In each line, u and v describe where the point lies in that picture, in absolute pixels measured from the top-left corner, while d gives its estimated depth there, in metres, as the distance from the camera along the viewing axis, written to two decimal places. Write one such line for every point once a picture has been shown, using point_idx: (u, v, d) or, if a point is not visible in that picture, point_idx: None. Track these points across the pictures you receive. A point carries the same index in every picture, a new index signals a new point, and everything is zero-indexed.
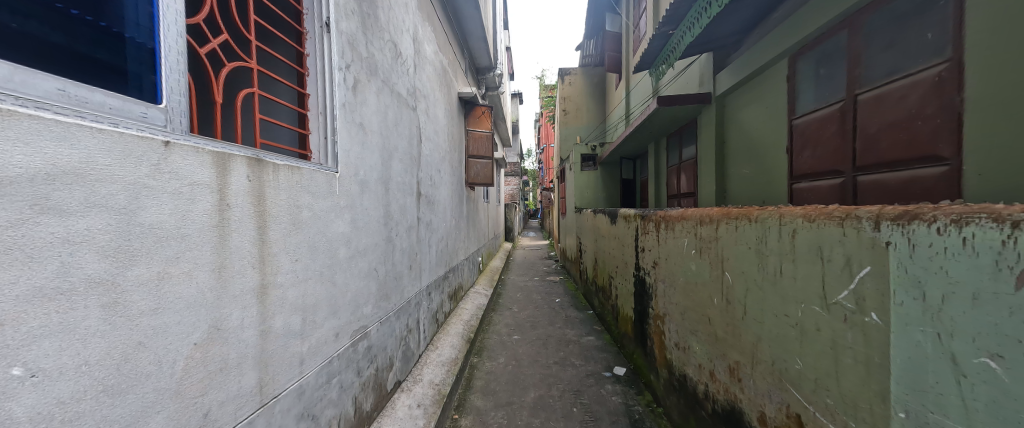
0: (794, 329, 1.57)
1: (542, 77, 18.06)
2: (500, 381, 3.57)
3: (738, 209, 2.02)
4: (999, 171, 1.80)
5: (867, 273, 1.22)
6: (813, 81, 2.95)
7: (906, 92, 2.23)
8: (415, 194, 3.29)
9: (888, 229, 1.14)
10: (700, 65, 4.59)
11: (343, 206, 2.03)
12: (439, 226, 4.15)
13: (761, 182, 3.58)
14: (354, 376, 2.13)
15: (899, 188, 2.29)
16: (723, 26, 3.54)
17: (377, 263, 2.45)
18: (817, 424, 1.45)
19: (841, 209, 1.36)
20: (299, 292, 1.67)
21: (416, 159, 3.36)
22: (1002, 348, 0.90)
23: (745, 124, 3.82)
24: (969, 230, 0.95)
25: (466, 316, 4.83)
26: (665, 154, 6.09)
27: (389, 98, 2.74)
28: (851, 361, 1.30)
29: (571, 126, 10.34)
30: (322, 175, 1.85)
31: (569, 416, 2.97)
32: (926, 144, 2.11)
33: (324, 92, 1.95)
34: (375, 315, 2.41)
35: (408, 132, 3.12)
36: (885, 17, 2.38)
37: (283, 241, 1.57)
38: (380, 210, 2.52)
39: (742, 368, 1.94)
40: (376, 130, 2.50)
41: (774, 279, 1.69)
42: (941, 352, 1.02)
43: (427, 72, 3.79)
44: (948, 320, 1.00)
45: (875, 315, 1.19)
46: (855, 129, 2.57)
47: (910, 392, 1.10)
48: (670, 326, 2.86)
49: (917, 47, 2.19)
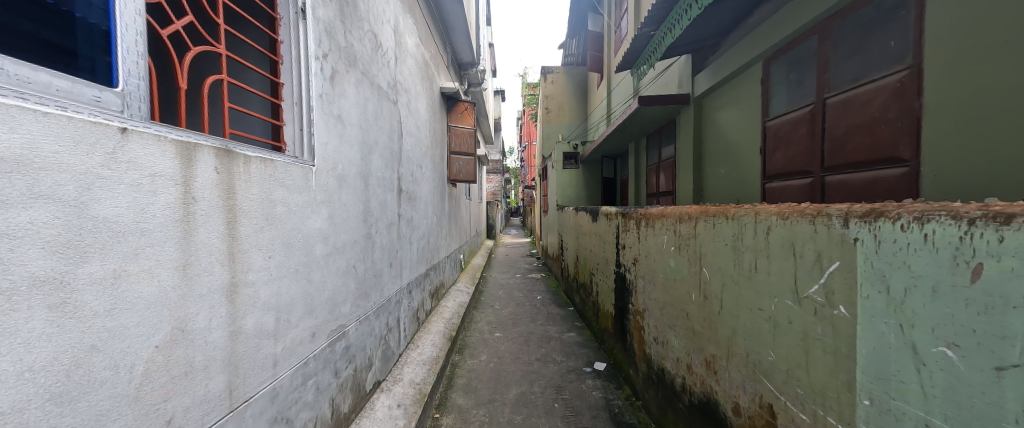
0: (768, 323, 1.62)
1: (524, 75, 18.18)
2: (482, 379, 3.54)
3: (716, 207, 2.07)
4: (956, 174, 1.91)
5: (836, 268, 1.28)
6: (785, 84, 3.06)
7: (870, 96, 2.35)
8: (396, 190, 3.21)
9: (857, 227, 1.20)
10: (680, 67, 4.70)
11: (320, 201, 1.95)
12: (420, 223, 4.07)
13: (736, 181, 3.70)
14: (331, 377, 2.06)
15: (863, 188, 2.40)
16: (702, 28, 3.62)
17: (356, 260, 2.38)
18: (791, 414, 1.50)
19: (812, 206, 1.41)
20: (272, 290, 1.60)
21: (397, 154, 3.29)
22: (959, 337, 0.95)
23: (722, 125, 3.92)
24: (930, 227, 0.99)
25: (447, 314, 4.78)
26: (645, 154, 6.21)
27: (369, 90, 2.66)
28: (820, 352, 1.35)
29: (553, 124, 10.38)
30: (297, 169, 1.77)
31: (552, 412, 2.98)
32: (887, 146, 2.22)
33: (299, 82, 1.87)
34: (354, 314, 2.34)
35: (388, 128, 3.04)
36: (851, 25, 2.49)
37: (255, 237, 1.49)
38: (360, 206, 2.45)
39: (718, 361, 2.00)
40: (356, 123, 2.42)
41: (749, 274, 1.75)
42: (903, 342, 1.06)
43: (408, 65, 3.69)
44: (909, 312, 1.05)
45: (844, 308, 1.25)
46: (824, 131, 2.69)
47: (875, 381, 1.15)
48: (650, 321, 2.91)
49: (880, 54, 2.30)
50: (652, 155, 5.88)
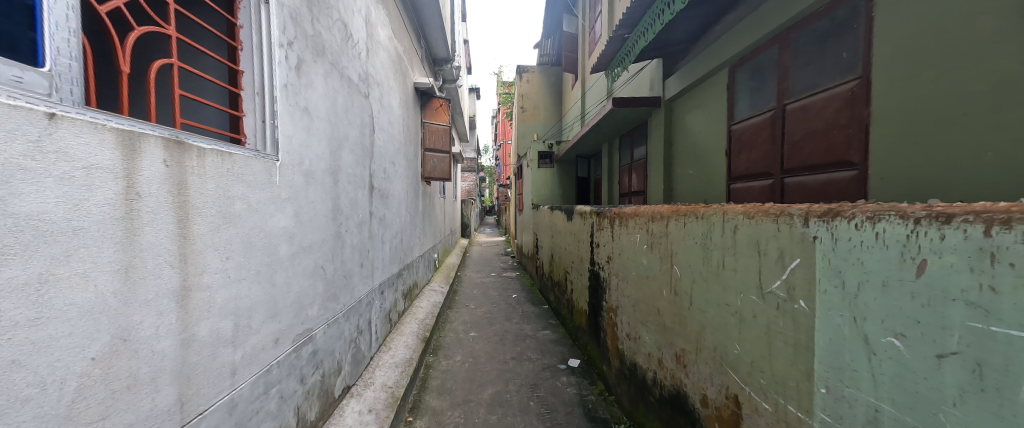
0: (733, 318, 1.69)
1: (499, 73, 18.20)
2: (457, 380, 3.49)
3: (687, 207, 2.14)
4: (900, 178, 2.04)
5: (797, 265, 1.34)
6: (749, 89, 3.21)
7: (825, 104, 2.50)
8: (367, 187, 3.10)
9: (816, 225, 1.26)
10: (652, 70, 4.83)
11: (285, 198, 1.84)
12: (393, 221, 3.96)
13: (703, 181, 3.85)
14: (297, 384, 1.95)
15: (818, 189, 2.56)
16: (673, 34, 3.73)
17: (324, 260, 2.27)
18: (754, 403, 1.57)
19: (775, 206, 1.47)
20: (230, 294, 1.48)
21: (369, 150, 3.18)
22: (905, 328, 1.00)
23: (691, 128, 4.07)
24: (881, 226, 1.05)
25: (421, 315, 4.68)
26: (618, 154, 6.35)
27: (339, 83, 2.55)
28: (782, 344, 1.42)
29: (528, 123, 10.42)
30: (259, 163, 1.65)
31: (527, 410, 2.98)
32: (840, 150, 2.38)
33: (260, 71, 1.76)
34: (321, 317, 2.23)
35: (359, 123, 2.93)
36: (808, 36, 2.64)
37: (210, 237, 1.38)
38: (329, 203, 2.33)
39: (687, 355, 2.07)
40: (324, 117, 2.31)
41: (717, 271, 1.81)
42: (857, 334, 1.13)
43: (381, 58, 3.56)
44: (862, 305, 1.11)
45: (804, 302, 1.32)
46: (784, 136, 2.84)
47: (831, 370, 1.21)
48: (622, 317, 2.97)
49: (834, 64, 2.45)
50: (625, 156, 6.01)
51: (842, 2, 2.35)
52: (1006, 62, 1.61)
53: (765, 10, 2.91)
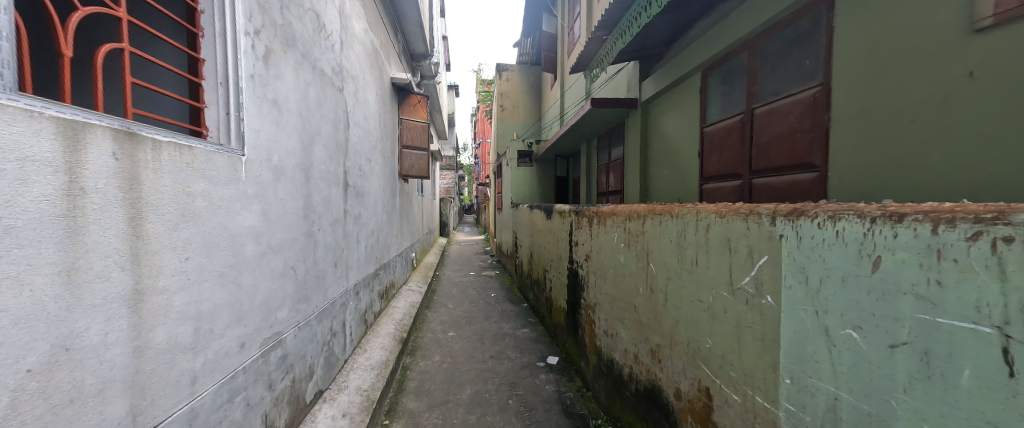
0: (706, 313, 1.74)
1: (478, 71, 18.13)
2: (435, 381, 3.44)
3: (662, 206, 2.19)
4: (856, 179, 2.17)
5: (765, 262, 1.40)
6: (720, 93, 3.33)
7: (789, 109, 2.63)
8: (341, 185, 3.00)
9: (782, 224, 1.32)
10: (629, 72, 4.92)
11: (251, 195, 1.75)
12: (368, 220, 3.86)
13: (677, 181, 3.96)
14: (264, 390, 1.87)
15: (783, 190, 2.68)
16: (649, 37, 3.81)
17: (295, 261, 2.18)
18: (724, 395, 1.63)
19: (745, 206, 1.53)
20: (191, 297, 1.40)
21: (343, 146, 3.07)
22: (861, 320, 1.06)
23: (666, 129, 4.18)
24: (841, 224, 1.11)
25: (398, 315, 4.59)
26: (596, 154, 6.45)
27: (311, 75, 2.45)
28: (750, 338, 1.48)
29: (508, 122, 10.41)
30: (223, 158, 1.56)
31: (506, 409, 2.98)
32: (803, 153, 2.50)
33: (224, 60, 1.66)
34: (292, 320, 2.14)
35: (333, 118, 2.82)
36: (774, 44, 2.76)
37: (168, 236, 1.29)
38: (300, 201, 2.24)
39: (662, 350, 2.12)
40: (295, 110, 2.21)
41: (691, 268, 1.87)
42: (818, 326, 1.18)
43: (356, 52, 3.45)
44: (823, 300, 1.17)
45: (770, 298, 1.38)
46: (752, 138, 2.96)
47: (794, 362, 1.27)
48: (600, 315, 3.01)
49: (797, 71, 2.57)
50: (603, 156, 6.11)
51: (806, 12, 2.47)
52: (948, 73, 1.74)
53: (735, 17, 3.02)
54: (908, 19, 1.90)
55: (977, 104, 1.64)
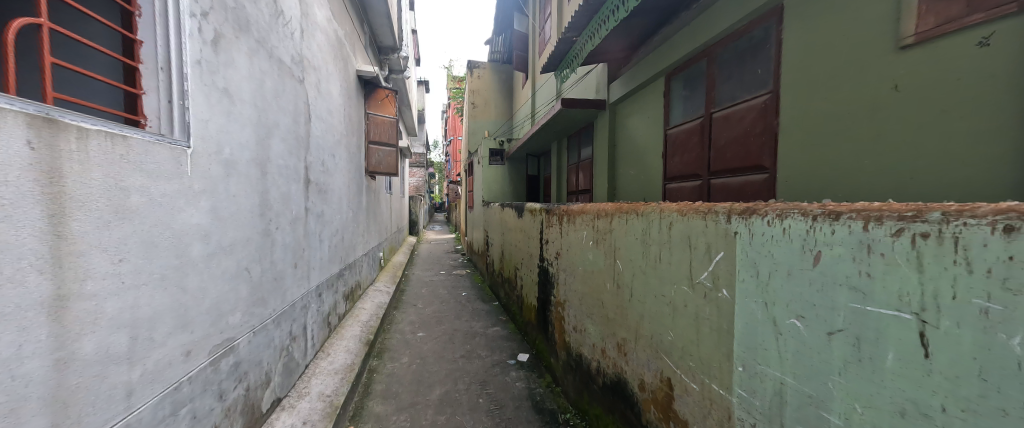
0: (668, 307, 1.82)
1: (449, 68, 17.90)
2: (403, 383, 3.36)
3: (628, 205, 2.26)
4: (800, 180, 2.33)
5: (721, 257, 1.48)
6: (682, 97, 3.48)
7: (743, 114, 2.80)
8: (302, 181, 2.85)
9: (736, 222, 1.40)
10: (598, 74, 5.04)
11: (198, 191, 1.62)
12: (332, 218, 3.71)
13: (643, 181, 4.10)
14: (214, 401, 1.74)
15: (737, 190, 2.85)
16: (616, 40, 3.91)
17: (249, 262, 2.05)
18: (684, 385, 1.71)
19: (704, 205, 1.61)
20: (126, 303, 1.28)
21: (304, 140, 2.92)
22: (804, 310, 1.14)
23: (633, 130, 4.31)
24: (787, 222, 1.19)
25: (364, 317, 4.44)
26: (566, 153, 6.55)
27: (267, 64, 2.30)
28: (708, 329, 1.56)
29: (479, 120, 10.34)
30: (164, 150, 1.44)
31: (476, 408, 2.97)
32: (755, 155, 2.67)
33: (165, 42, 1.52)
34: (245, 325, 2.01)
35: (292, 111, 2.67)
36: (730, 52, 2.92)
37: (97, 237, 1.18)
38: (255, 198, 2.11)
39: (627, 343, 2.19)
40: (249, 101, 2.07)
41: (654, 265, 1.94)
42: (767, 317, 1.27)
43: (318, 41, 3.28)
44: (772, 292, 1.25)
45: (726, 291, 1.46)
46: (710, 141, 3.12)
47: (746, 351, 1.36)
48: (570, 311, 3.07)
49: (750, 78, 2.74)
50: (573, 155, 6.22)
51: (759, 23, 2.63)
52: (877, 85, 1.91)
53: (696, 25, 3.17)
54: (844, 34, 2.07)
55: (900, 114, 1.81)
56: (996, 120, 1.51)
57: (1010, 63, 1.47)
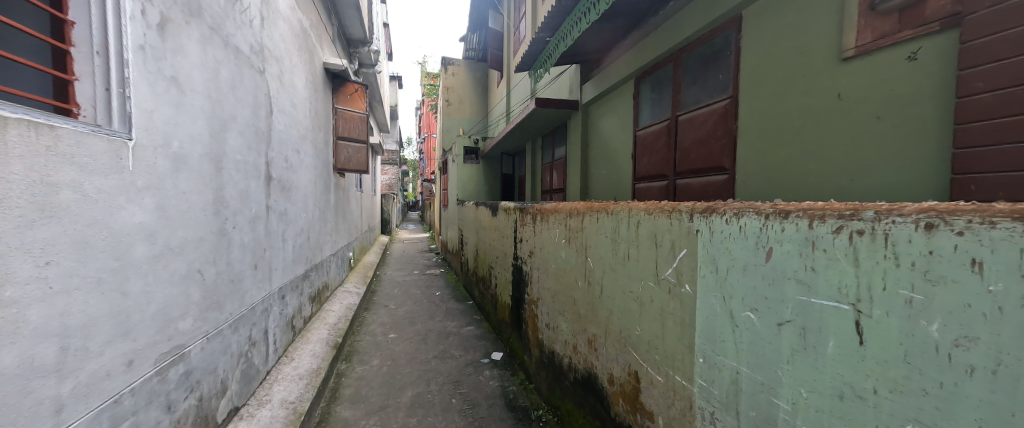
0: (636, 303, 1.87)
1: (423, 64, 17.60)
2: (372, 386, 3.27)
3: (599, 203, 2.31)
4: (755, 180, 2.47)
5: (684, 254, 1.54)
6: (650, 99, 3.59)
7: (706, 117, 2.93)
8: (263, 178, 2.71)
9: (698, 220, 1.46)
10: (571, 75, 5.11)
11: (141, 188, 1.51)
12: (297, 217, 3.55)
13: (613, 181, 4.21)
14: (161, 413, 1.63)
15: (700, 190, 2.97)
16: (588, 42, 3.98)
17: (203, 264, 1.93)
18: (650, 377, 1.77)
19: (669, 204, 1.67)
20: (54, 310, 1.18)
21: (265, 135, 2.78)
22: (758, 303, 1.21)
23: (604, 131, 4.41)
24: (743, 220, 1.26)
25: (331, 319, 4.29)
26: (540, 153, 6.61)
27: (222, 52, 2.16)
28: (672, 323, 1.62)
29: (453, 117, 10.23)
30: (101, 142, 1.33)
31: (449, 408, 2.94)
32: (716, 157, 2.80)
33: (102, 24, 1.39)
34: (198, 331, 1.89)
35: (251, 103, 2.52)
36: (694, 58, 3.05)
37: (18, 238, 1.09)
38: (208, 196, 1.98)
39: (598, 339, 2.24)
40: (201, 92, 1.94)
41: (623, 262, 1.99)
42: (725, 310, 1.34)
43: (280, 31, 3.12)
44: (729, 286, 1.32)
45: (688, 286, 1.52)
46: (676, 143, 3.24)
47: (706, 343, 1.42)
48: (543, 309, 3.10)
49: (712, 83, 2.86)
50: (547, 154, 6.28)
51: (720, 31, 2.76)
52: (823, 93, 2.05)
53: (663, 30, 3.28)
54: (795, 45, 2.20)
55: (842, 121, 1.95)
56: (921, 129, 1.65)
57: (933, 76, 1.62)
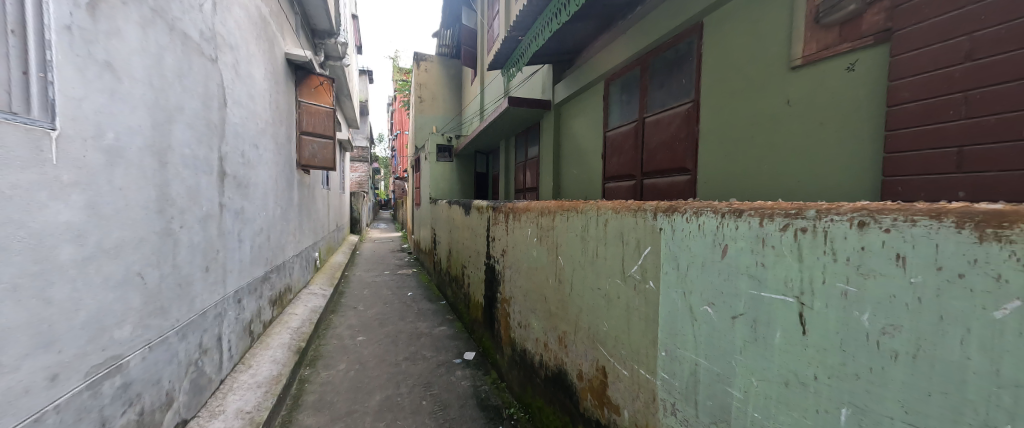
0: (604, 299, 1.92)
1: (394, 58, 17.15)
2: (338, 391, 3.16)
3: (569, 202, 2.34)
4: (714, 181, 2.59)
5: (648, 251, 1.59)
6: (619, 101, 3.68)
7: (670, 120, 3.04)
8: (216, 174, 2.54)
9: (661, 219, 1.51)
10: (543, 74, 5.15)
11: (67, 184, 1.38)
12: (255, 216, 3.36)
13: (584, 180, 4.28)
14: None
15: (665, 190, 3.08)
16: (559, 43, 4.02)
17: (144, 266, 1.78)
18: (616, 371, 1.81)
19: (635, 203, 1.72)
20: None
21: (218, 128, 2.60)
22: (715, 298, 1.27)
23: (576, 132, 4.48)
24: (701, 218, 1.32)
25: (294, 323, 4.10)
26: (513, 152, 6.61)
27: (167, 38, 2.00)
28: (637, 318, 1.67)
29: (426, 114, 10.06)
30: (15, 131, 1.20)
31: (419, 410, 2.89)
32: (680, 158, 2.91)
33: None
34: (139, 339, 1.74)
35: (201, 93, 2.35)
36: (660, 62, 3.15)
37: None
38: (151, 194, 1.83)
39: (568, 336, 2.27)
40: (142, 79, 1.79)
41: (592, 259, 2.03)
42: (685, 305, 1.39)
43: (235, 17, 2.93)
44: (689, 282, 1.38)
45: (652, 282, 1.57)
46: (643, 144, 3.35)
47: (668, 336, 1.48)
48: (515, 307, 3.11)
49: (676, 87, 2.98)
50: (520, 153, 6.30)
51: (683, 37, 2.87)
52: (774, 100, 2.18)
53: (631, 34, 3.37)
54: (749, 53, 2.33)
55: (791, 126, 2.09)
56: (857, 134, 1.80)
57: (867, 86, 1.77)
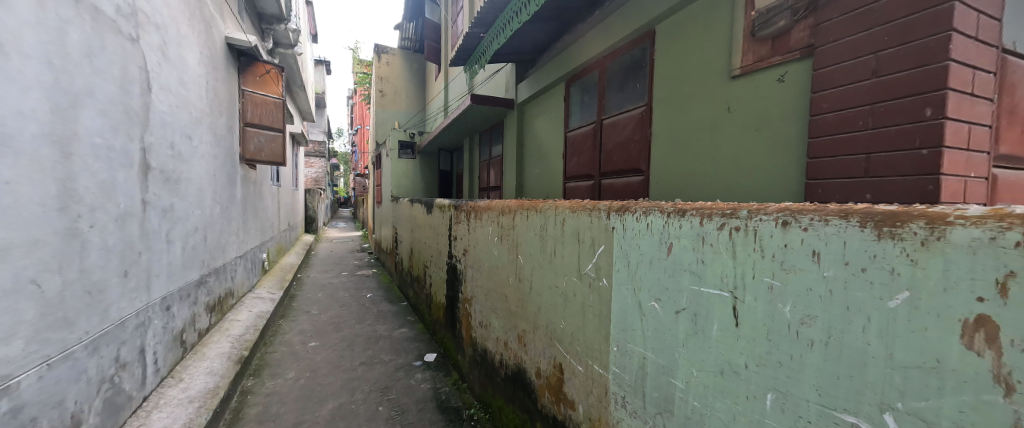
0: (561, 297, 1.94)
1: (355, 50, 16.39)
2: (285, 402, 2.96)
3: (529, 201, 2.35)
4: (664, 180, 2.72)
5: (602, 250, 1.63)
6: (579, 102, 3.76)
7: (626, 122, 3.14)
8: (137, 168, 2.27)
9: (614, 218, 1.56)
10: (506, 73, 5.14)
11: None
12: (189, 214, 3.05)
13: (546, 180, 4.33)
14: None
15: (622, 190, 3.19)
16: (522, 42, 4.04)
17: (40, 272, 1.56)
18: (572, 368, 1.85)
19: (590, 202, 1.75)
20: None
21: (140, 116, 2.33)
22: (661, 294, 1.32)
23: (538, 131, 4.52)
24: (650, 218, 1.37)
25: (236, 331, 3.78)
26: (477, 150, 6.56)
27: (72, 11, 1.76)
28: (592, 315, 1.71)
29: (388, 109, 9.73)
30: None
31: (375, 417, 2.78)
32: (634, 159, 3.03)
33: None
34: (34, 355, 1.53)
35: (117, 77, 2.09)
36: (616, 66, 3.25)
37: None
38: (49, 189, 1.61)
39: (527, 334, 2.29)
40: (39, 56, 1.57)
41: (550, 258, 2.05)
42: (634, 301, 1.44)
43: None
44: (638, 279, 1.43)
45: (605, 280, 1.61)
46: (601, 145, 3.44)
47: (619, 332, 1.52)
48: (476, 307, 3.08)
49: (632, 91, 3.09)
50: (484, 152, 6.26)
51: (638, 43, 2.99)
52: (717, 106, 2.33)
53: (591, 38, 3.45)
54: (696, 62, 2.47)
55: (731, 131, 2.24)
56: (785, 140, 1.96)
57: (795, 96, 1.93)
